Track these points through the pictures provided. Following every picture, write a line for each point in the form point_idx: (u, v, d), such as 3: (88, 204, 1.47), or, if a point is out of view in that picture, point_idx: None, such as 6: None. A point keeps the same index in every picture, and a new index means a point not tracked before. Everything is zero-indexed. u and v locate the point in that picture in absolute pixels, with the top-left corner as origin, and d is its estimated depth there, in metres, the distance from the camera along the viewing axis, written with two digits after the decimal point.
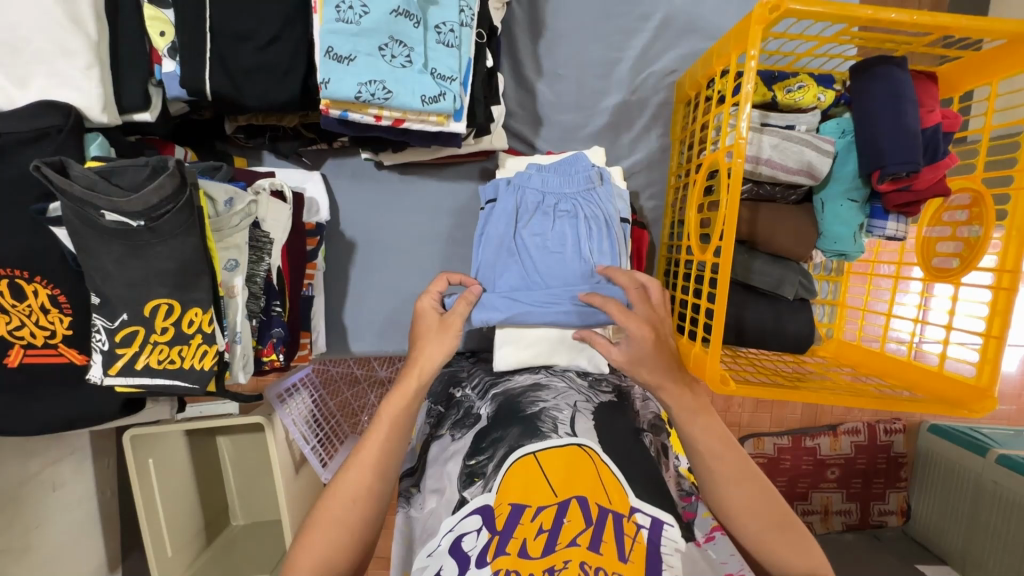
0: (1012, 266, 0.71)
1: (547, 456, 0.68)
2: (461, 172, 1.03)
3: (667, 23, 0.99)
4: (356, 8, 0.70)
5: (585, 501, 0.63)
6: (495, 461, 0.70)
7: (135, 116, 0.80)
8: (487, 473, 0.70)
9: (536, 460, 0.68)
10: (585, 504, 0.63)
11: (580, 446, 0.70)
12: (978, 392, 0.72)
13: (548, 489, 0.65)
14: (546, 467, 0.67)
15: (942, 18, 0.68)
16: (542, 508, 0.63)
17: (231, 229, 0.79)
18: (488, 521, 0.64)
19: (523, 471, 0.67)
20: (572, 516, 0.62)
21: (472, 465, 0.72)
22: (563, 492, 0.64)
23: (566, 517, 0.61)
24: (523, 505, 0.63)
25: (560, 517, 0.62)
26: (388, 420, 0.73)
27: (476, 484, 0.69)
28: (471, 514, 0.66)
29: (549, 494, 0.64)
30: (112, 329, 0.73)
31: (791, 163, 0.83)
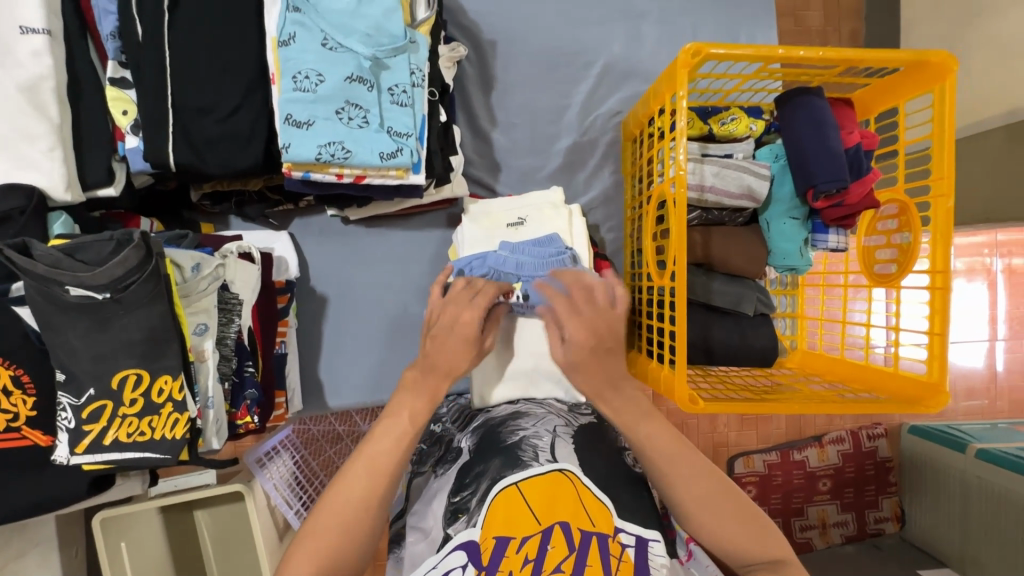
0: (943, 266, 0.76)
1: (529, 486, 0.67)
2: (427, 221, 1.06)
3: (608, 70, 1.07)
4: (312, 77, 0.74)
5: (569, 526, 0.62)
6: (478, 495, 0.69)
7: (99, 191, 0.82)
8: (471, 508, 0.68)
9: (518, 490, 0.67)
10: (568, 530, 0.62)
11: (562, 471, 0.69)
12: (932, 387, 0.75)
13: (530, 517, 0.63)
14: (527, 495, 0.66)
15: (843, 53, 0.76)
16: (526, 539, 0.62)
17: (200, 294, 0.79)
18: (475, 558, 0.62)
19: (507, 503, 0.65)
20: (555, 543, 0.61)
21: (456, 502, 0.70)
22: (546, 519, 0.63)
23: (551, 543, 0.61)
24: (508, 538, 0.62)
25: (543, 545, 0.60)
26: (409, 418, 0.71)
27: (460, 520, 0.68)
28: (455, 550, 0.64)
29: (532, 522, 0.63)
30: (78, 406, 0.72)
31: (733, 188, 0.89)
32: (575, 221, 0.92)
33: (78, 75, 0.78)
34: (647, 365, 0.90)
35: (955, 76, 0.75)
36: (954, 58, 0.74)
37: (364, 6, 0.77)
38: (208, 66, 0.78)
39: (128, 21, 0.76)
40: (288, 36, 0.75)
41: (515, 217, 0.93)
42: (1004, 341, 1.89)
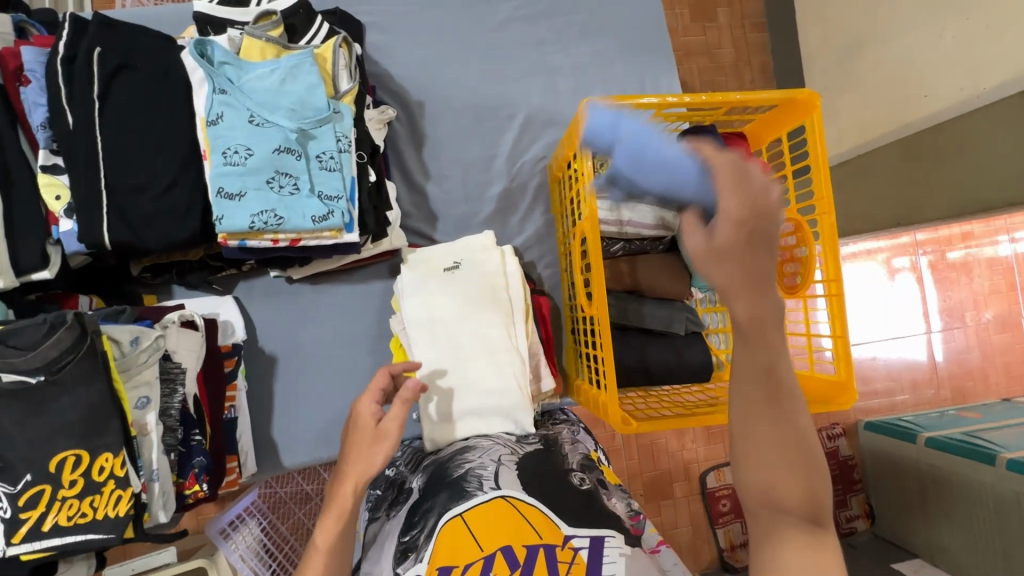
0: (835, 275, 0.85)
1: (472, 514, 0.72)
2: (371, 272, 1.10)
3: (530, 119, 1.16)
4: (241, 152, 0.79)
5: (512, 549, 0.66)
6: (426, 531, 0.74)
7: (33, 275, 0.82)
8: (418, 544, 0.73)
9: (463, 520, 0.71)
10: (511, 553, 0.66)
11: (504, 497, 0.73)
12: (841, 386, 0.83)
13: (474, 544, 0.68)
14: (472, 524, 0.70)
15: (718, 98, 0.86)
16: (469, 565, 0.66)
17: (140, 366, 0.80)
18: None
19: (452, 534, 0.70)
20: (498, 568, 0.65)
21: (406, 542, 0.75)
22: (489, 546, 0.67)
23: (493, 570, 0.65)
24: (451, 566, 0.67)
25: (486, 570, 0.65)
26: (323, 545, 0.71)
27: (409, 558, 0.73)
28: None
29: (476, 549, 0.67)
30: (14, 493, 0.71)
31: (648, 220, 0.98)
32: (508, 260, 0.97)
33: (8, 165, 0.80)
34: (589, 391, 0.96)
35: (819, 109, 0.86)
36: (816, 94, 0.85)
37: (288, 83, 0.83)
38: (140, 148, 0.82)
39: (58, 111, 0.80)
40: (215, 116, 0.80)
41: (451, 261, 0.97)
42: (938, 333, 2.02)
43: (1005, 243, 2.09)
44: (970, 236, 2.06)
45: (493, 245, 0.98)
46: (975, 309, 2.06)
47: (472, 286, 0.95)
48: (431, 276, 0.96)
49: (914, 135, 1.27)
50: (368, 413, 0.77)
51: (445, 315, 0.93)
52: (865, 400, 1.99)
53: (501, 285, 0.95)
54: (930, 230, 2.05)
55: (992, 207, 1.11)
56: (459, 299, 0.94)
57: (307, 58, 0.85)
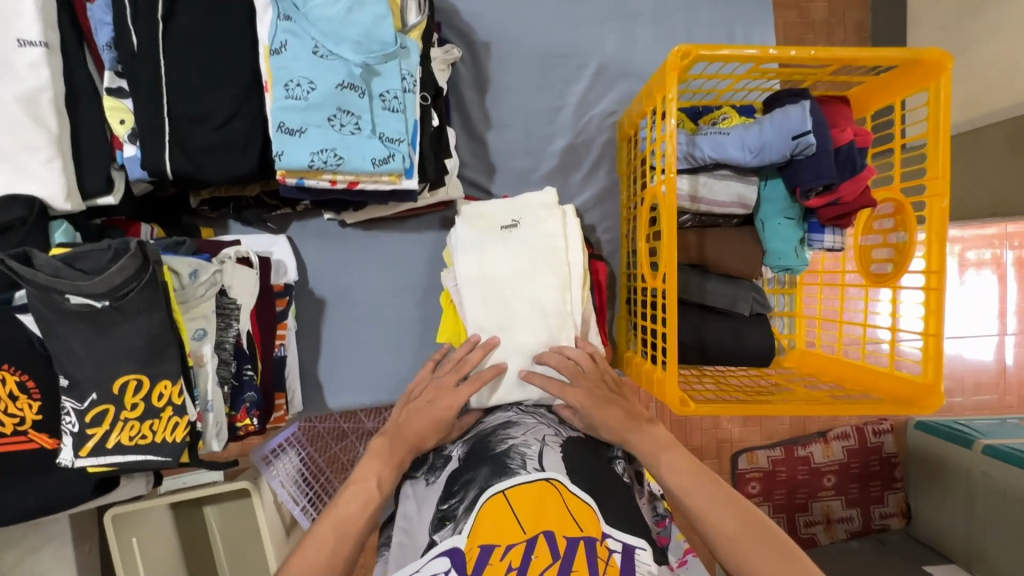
0: (937, 267, 0.76)
1: (516, 493, 0.70)
2: (424, 223, 1.07)
3: (602, 70, 1.07)
4: (303, 85, 0.75)
5: (553, 535, 0.65)
6: (466, 502, 0.72)
7: (99, 200, 0.82)
8: (457, 515, 0.71)
9: (505, 497, 0.70)
10: (553, 538, 0.65)
11: (549, 481, 0.72)
12: (926, 388, 0.75)
13: (517, 526, 0.66)
14: (514, 503, 0.69)
15: (836, 52, 0.75)
16: (511, 546, 0.64)
17: (198, 299, 0.81)
18: (458, 564, 0.65)
19: (494, 511, 0.69)
20: (539, 552, 0.64)
21: (444, 509, 0.73)
22: (532, 529, 0.66)
23: (535, 552, 0.64)
24: (492, 546, 0.65)
25: (527, 554, 0.63)
26: (380, 485, 0.75)
27: (446, 526, 0.71)
28: (438, 556, 0.67)
29: (518, 531, 0.66)
30: (81, 410, 0.74)
31: (722, 197, 0.90)
32: (569, 222, 0.92)
33: (75, 86, 0.79)
34: (642, 367, 0.92)
35: (950, 72, 0.74)
36: (949, 55, 0.73)
37: (354, 13, 0.77)
38: (202, 75, 0.79)
39: (123, 32, 0.77)
40: (279, 44, 0.76)
41: (508, 218, 0.92)
42: (1014, 335, 1.85)
43: None
44: None
45: (555, 205, 0.93)
46: None
47: (531, 245, 0.90)
48: (487, 233, 0.92)
49: None
50: (451, 395, 0.82)
51: (500, 276, 0.89)
52: None
53: (563, 250, 0.90)
54: None
55: None
56: (517, 259, 0.89)
57: None
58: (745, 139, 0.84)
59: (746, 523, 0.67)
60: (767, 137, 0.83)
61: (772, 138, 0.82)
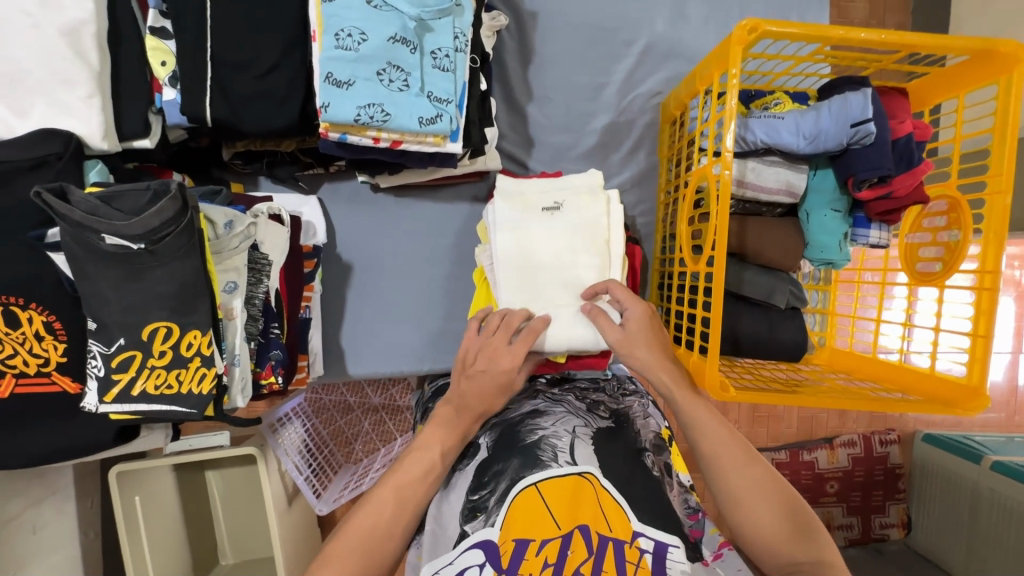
0: (992, 267, 0.74)
1: (547, 487, 0.71)
2: (456, 193, 1.05)
3: (649, 49, 1.04)
4: (355, 35, 0.73)
5: (588, 530, 0.67)
6: (497, 494, 0.72)
7: (134, 142, 0.80)
8: (489, 507, 0.71)
9: (538, 491, 0.70)
10: (587, 534, 0.67)
11: (582, 475, 0.72)
12: (971, 390, 0.74)
13: (551, 520, 0.68)
14: (547, 498, 0.70)
15: (907, 37, 0.72)
16: (547, 542, 0.66)
17: (231, 251, 0.79)
18: (493, 558, 0.66)
19: (526, 505, 0.69)
20: (575, 547, 0.66)
21: (475, 500, 0.73)
22: (566, 524, 0.67)
23: (571, 548, 0.66)
24: (527, 540, 0.66)
25: (564, 549, 0.66)
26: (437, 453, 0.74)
27: (478, 518, 0.70)
28: (472, 548, 0.68)
29: (552, 526, 0.67)
30: (108, 354, 0.73)
31: (771, 183, 0.88)
32: (613, 209, 0.88)
33: (117, 23, 0.77)
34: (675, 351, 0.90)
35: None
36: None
37: None
38: (250, 20, 0.76)
39: None
40: None
41: (551, 201, 0.88)
42: None
43: None
44: None
45: (602, 189, 0.89)
46: None
47: (575, 230, 0.87)
48: (525, 215, 0.87)
49: None
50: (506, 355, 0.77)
51: (537, 253, 0.86)
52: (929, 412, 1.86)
53: (604, 239, 0.87)
54: None
55: None
56: (558, 241, 0.87)
57: None
58: (800, 125, 0.82)
59: (770, 493, 0.70)
60: (825, 124, 0.81)
61: (830, 127, 0.80)
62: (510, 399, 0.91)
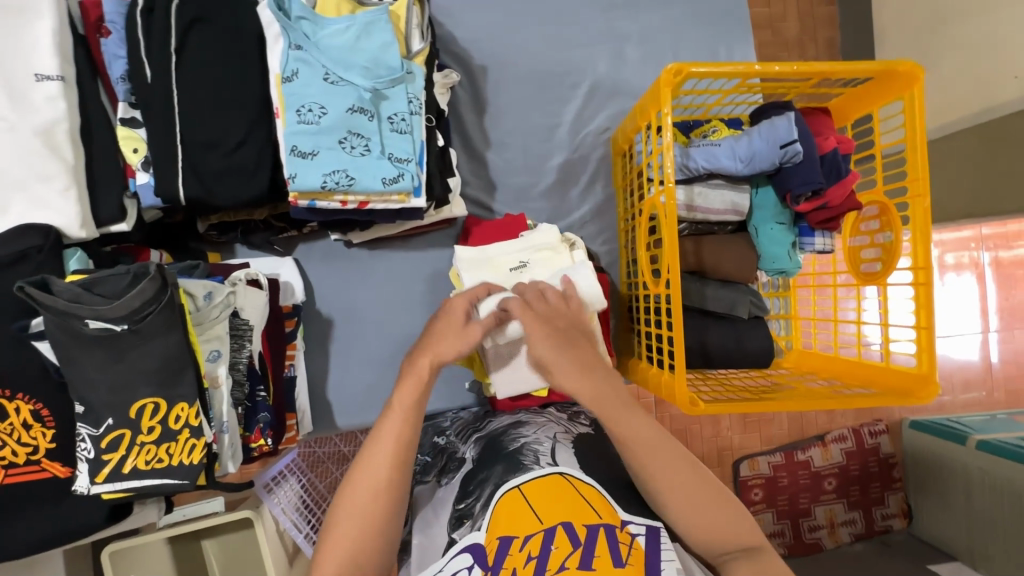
0: (924, 263, 0.80)
1: (530, 488, 0.72)
2: (428, 240, 1.09)
3: (594, 90, 1.12)
4: (315, 110, 0.78)
5: (572, 525, 0.68)
6: (482, 500, 0.74)
7: (111, 228, 0.84)
8: (475, 513, 0.73)
9: (521, 493, 0.72)
10: (571, 529, 0.67)
11: (562, 475, 0.73)
12: (922, 379, 0.79)
13: (533, 517, 0.69)
14: (529, 497, 0.71)
15: (816, 66, 0.80)
16: (529, 537, 0.67)
17: (212, 322, 0.82)
18: (480, 559, 0.68)
19: (511, 507, 0.71)
20: (558, 542, 0.66)
21: (461, 508, 0.75)
22: (549, 519, 0.68)
23: (554, 544, 0.66)
24: (511, 537, 0.68)
25: (547, 544, 0.66)
26: (405, 400, 0.75)
27: (465, 525, 0.72)
28: (461, 552, 0.69)
29: (535, 521, 0.68)
30: (97, 436, 0.74)
31: (717, 205, 0.94)
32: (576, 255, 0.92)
33: (90, 118, 0.82)
34: (648, 372, 0.94)
35: (922, 83, 0.79)
36: (919, 66, 0.79)
37: (362, 42, 0.81)
38: (215, 102, 0.81)
39: (137, 64, 0.80)
40: (291, 72, 0.79)
41: (516, 261, 0.91)
42: (996, 332, 1.90)
43: None
44: None
45: (561, 244, 0.92)
46: None
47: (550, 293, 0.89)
48: (497, 279, 0.88)
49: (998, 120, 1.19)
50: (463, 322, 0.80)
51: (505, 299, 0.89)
52: None
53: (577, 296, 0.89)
54: (996, 224, 1.91)
55: None
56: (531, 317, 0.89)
57: (382, 16, 0.83)
58: (734, 148, 0.89)
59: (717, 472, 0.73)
60: (757, 147, 0.87)
61: (762, 149, 0.87)
62: (490, 416, 0.96)
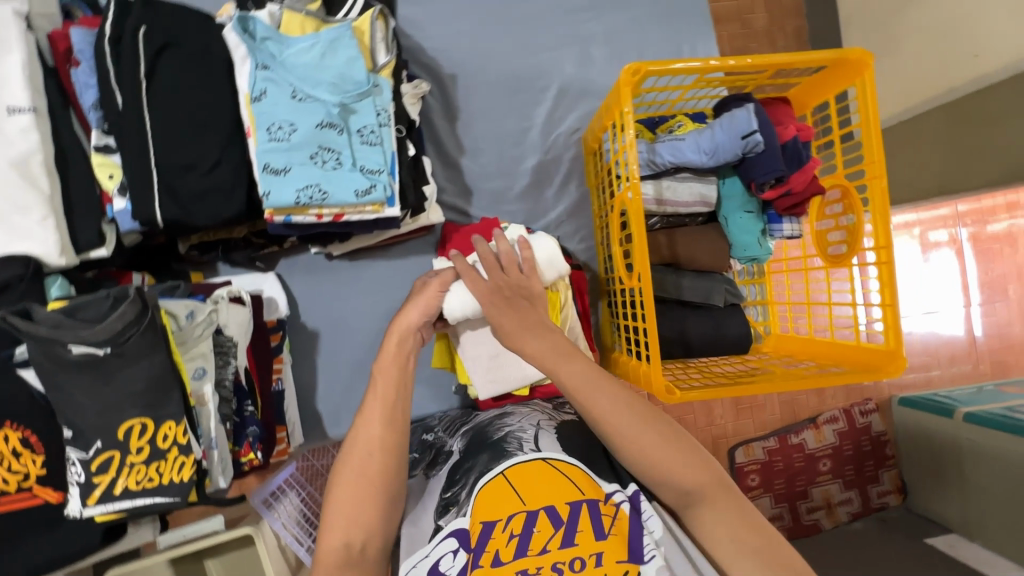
0: (885, 242, 0.82)
1: (513, 473, 0.74)
2: (408, 248, 1.11)
3: (563, 92, 1.14)
4: (285, 127, 0.80)
5: (554, 509, 0.71)
6: (467, 487, 0.75)
7: (91, 253, 0.85)
8: (461, 500, 0.75)
9: (505, 478, 0.74)
10: (553, 511, 0.71)
11: (546, 459, 0.75)
12: (889, 354, 0.81)
13: (515, 498, 0.72)
14: (513, 482, 0.73)
15: (769, 59, 0.82)
16: (511, 517, 0.71)
17: (196, 339, 0.84)
18: (464, 542, 0.71)
19: (495, 492, 0.73)
20: (540, 526, 0.70)
21: (448, 496, 0.76)
22: (533, 503, 0.72)
23: (536, 526, 0.70)
24: (493, 521, 0.71)
25: (529, 525, 0.70)
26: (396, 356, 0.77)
27: (451, 511, 0.74)
28: (448, 537, 0.71)
29: (517, 502, 0.72)
30: (87, 459, 0.75)
31: (686, 197, 0.97)
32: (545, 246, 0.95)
33: (64, 147, 0.83)
34: (627, 363, 0.97)
35: (872, 69, 0.82)
36: (868, 53, 0.81)
37: (327, 58, 0.84)
38: (188, 125, 0.83)
39: (108, 92, 0.81)
40: (260, 92, 0.80)
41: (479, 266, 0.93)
42: (977, 306, 1.93)
43: None
44: (1015, 206, 1.96)
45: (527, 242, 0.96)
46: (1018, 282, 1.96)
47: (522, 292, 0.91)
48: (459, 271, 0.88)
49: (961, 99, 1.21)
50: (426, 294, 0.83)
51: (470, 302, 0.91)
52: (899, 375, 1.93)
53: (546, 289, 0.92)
54: (972, 200, 1.94)
55: None
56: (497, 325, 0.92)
57: (346, 32, 0.85)
58: (698, 142, 0.91)
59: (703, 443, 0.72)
60: (721, 140, 0.89)
61: (726, 142, 0.89)
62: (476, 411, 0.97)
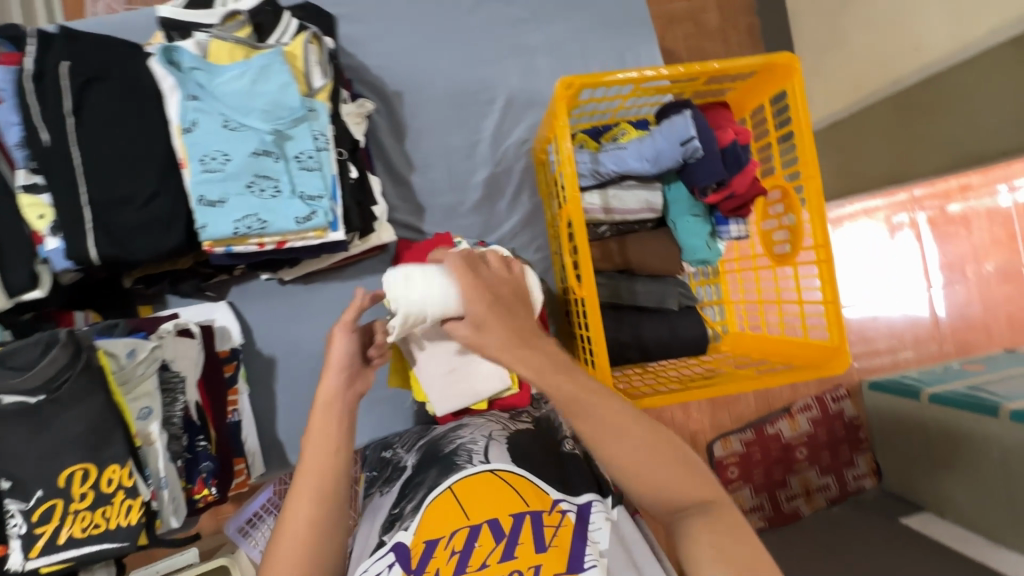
0: (823, 241, 0.84)
1: (461, 487, 0.74)
2: (363, 268, 1.09)
3: (511, 102, 1.15)
4: (219, 158, 0.80)
5: (498, 522, 0.69)
6: (414, 503, 0.76)
7: (25, 295, 0.82)
8: (406, 514, 0.75)
9: (452, 493, 0.73)
10: (495, 524, 0.69)
11: (493, 471, 0.75)
12: (833, 350, 0.83)
13: (460, 514, 0.71)
14: (460, 497, 0.72)
15: (699, 67, 0.84)
16: (453, 534, 0.69)
17: (139, 379, 0.83)
18: (403, 559, 0.69)
19: (442, 508, 0.72)
20: (482, 540, 0.68)
21: (396, 513, 0.76)
22: (475, 516, 0.70)
23: (477, 541, 0.68)
24: (436, 539, 0.69)
25: (470, 540, 0.68)
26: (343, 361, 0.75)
27: (396, 527, 0.74)
28: (388, 551, 0.71)
29: (461, 518, 0.70)
30: (28, 509, 0.74)
31: (632, 205, 0.98)
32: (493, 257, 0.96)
33: None
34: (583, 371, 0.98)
35: (799, 74, 0.83)
36: (794, 57, 0.82)
37: (259, 85, 0.83)
38: (118, 160, 0.81)
39: (32, 129, 0.79)
40: (190, 122, 0.80)
41: None
42: (937, 288, 1.99)
43: (1005, 193, 2.03)
44: (968, 188, 2.01)
45: None
46: (975, 261, 2.02)
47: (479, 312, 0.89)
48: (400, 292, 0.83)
49: (903, 91, 1.24)
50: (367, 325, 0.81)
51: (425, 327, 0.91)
52: (867, 359, 1.97)
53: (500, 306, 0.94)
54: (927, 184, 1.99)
55: (988, 158, 1.08)
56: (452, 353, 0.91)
57: (276, 58, 0.84)
58: (639, 150, 0.92)
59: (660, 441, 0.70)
60: (662, 147, 0.90)
61: (665, 148, 0.90)
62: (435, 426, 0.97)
